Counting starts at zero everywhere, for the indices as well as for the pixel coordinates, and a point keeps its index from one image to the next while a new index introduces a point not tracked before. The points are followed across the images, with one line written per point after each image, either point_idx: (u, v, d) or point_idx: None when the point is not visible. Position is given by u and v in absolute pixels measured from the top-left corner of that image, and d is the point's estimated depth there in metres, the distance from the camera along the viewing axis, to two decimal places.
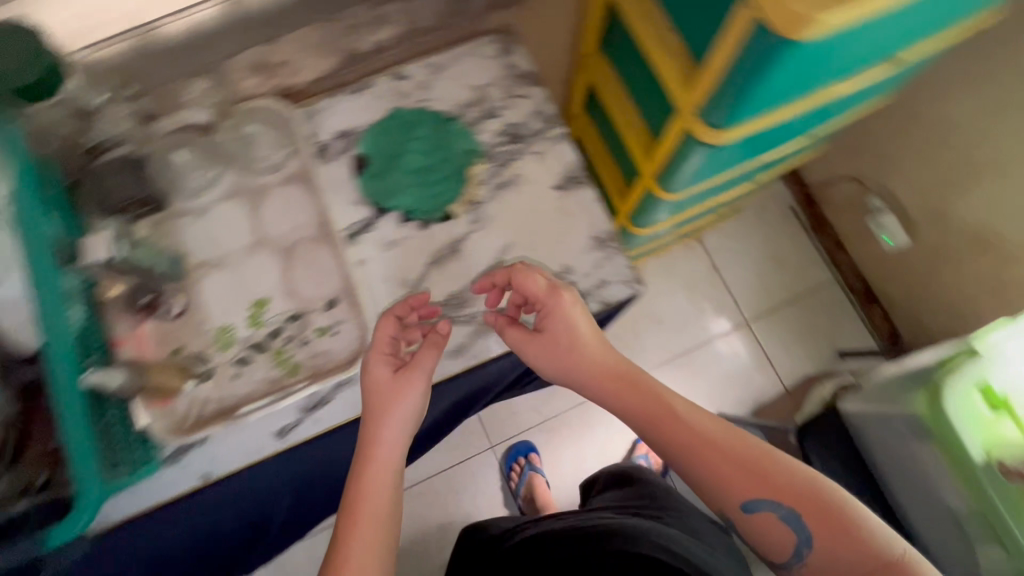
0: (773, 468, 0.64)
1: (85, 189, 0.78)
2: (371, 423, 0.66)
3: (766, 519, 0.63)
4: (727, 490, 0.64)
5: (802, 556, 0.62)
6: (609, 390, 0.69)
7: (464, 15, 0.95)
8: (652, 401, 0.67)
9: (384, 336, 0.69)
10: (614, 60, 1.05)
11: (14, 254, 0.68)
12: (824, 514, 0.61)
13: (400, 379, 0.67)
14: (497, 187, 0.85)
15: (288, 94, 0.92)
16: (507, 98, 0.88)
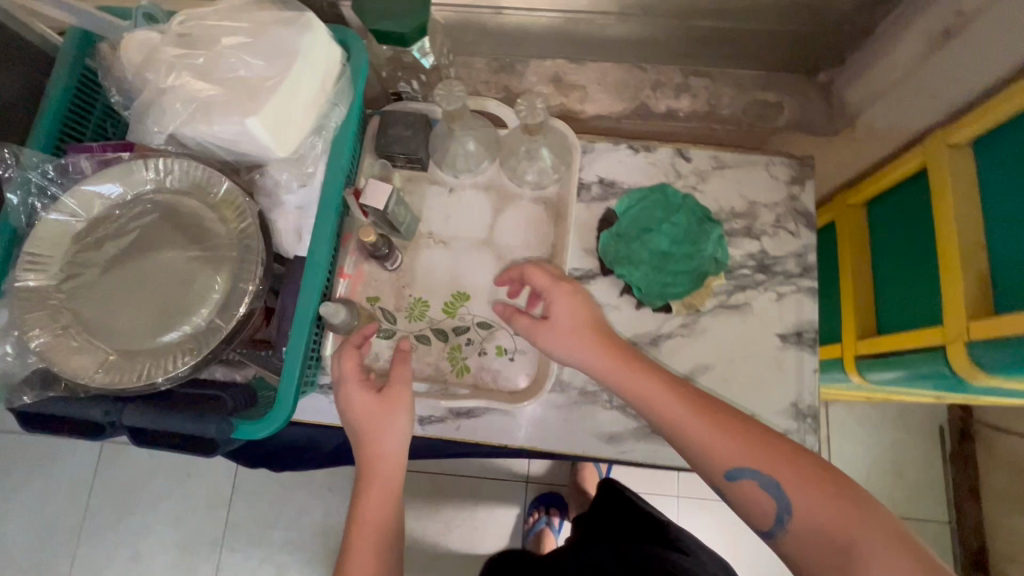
0: (723, 417, 0.62)
1: (377, 128, 0.83)
2: (367, 449, 0.67)
3: (753, 486, 0.58)
4: (710, 456, 0.60)
5: (785, 524, 0.57)
6: (618, 368, 0.67)
7: (764, 125, 0.94)
8: (646, 381, 0.65)
9: (353, 370, 0.68)
10: (896, 224, 0.95)
11: (322, 162, 0.69)
12: (798, 474, 0.57)
13: (383, 402, 0.68)
14: (724, 307, 0.81)
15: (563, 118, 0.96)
16: (775, 222, 0.84)
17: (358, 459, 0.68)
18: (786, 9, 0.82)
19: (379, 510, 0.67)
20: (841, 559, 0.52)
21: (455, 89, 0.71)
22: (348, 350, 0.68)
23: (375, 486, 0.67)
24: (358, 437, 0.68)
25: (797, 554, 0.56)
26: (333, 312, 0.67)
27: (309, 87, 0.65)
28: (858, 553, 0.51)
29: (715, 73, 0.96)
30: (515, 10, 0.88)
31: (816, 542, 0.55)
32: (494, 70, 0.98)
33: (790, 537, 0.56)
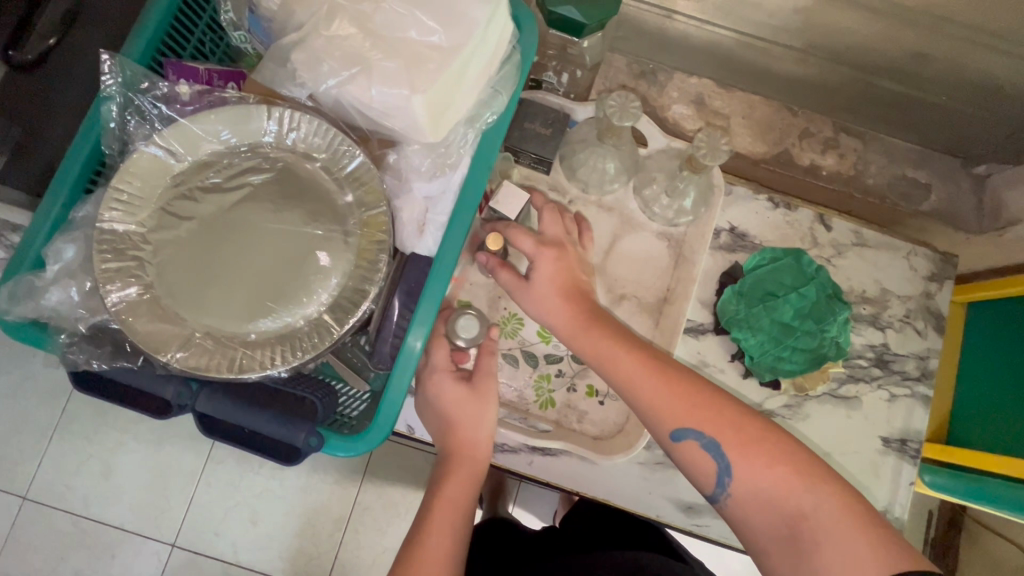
0: (677, 378, 0.56)
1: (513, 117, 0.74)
2: (460, 430, 0.63)
3: (695, 447, 0.53)
4: (653, 411, 0.55)
5: (727, 487, 0.52)
6: (574, 322, 0.61)
7: (906, 206, 0.86)
8: (603, 339, 0.60)
9: (441, 361, 0.64)
10: (1012, 350, 0.87)
11: (467, 155, 0.59)
12: (750, 439, 0.52)
13: (472, 390, 0.63)
14: (833, 396, 0.77)
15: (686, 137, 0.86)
16: (902, 318, 0.78)
17: (448, 437, 0.63)
18: (982, 92, 0.75)
19: (459, 489, 0.60)
20: (789, 533, 0.48)
21: (631, 103, 0.62)
22: (440, 340, 0.65)
23: (463, 464, 0.62)
24: (447, 423, 0.63)
25: (742, 522, 0.51)
26: (466, 325, 0.65)
27: (477, 69, 0.55)
28: (807, 524, 0.47)
29: (867, 136, 0.88)
30: (687, 18, 0.78)
31: (765, 513, 0.50)
32: (634, 75, 0.87)
33: (734, 503, 0.52)
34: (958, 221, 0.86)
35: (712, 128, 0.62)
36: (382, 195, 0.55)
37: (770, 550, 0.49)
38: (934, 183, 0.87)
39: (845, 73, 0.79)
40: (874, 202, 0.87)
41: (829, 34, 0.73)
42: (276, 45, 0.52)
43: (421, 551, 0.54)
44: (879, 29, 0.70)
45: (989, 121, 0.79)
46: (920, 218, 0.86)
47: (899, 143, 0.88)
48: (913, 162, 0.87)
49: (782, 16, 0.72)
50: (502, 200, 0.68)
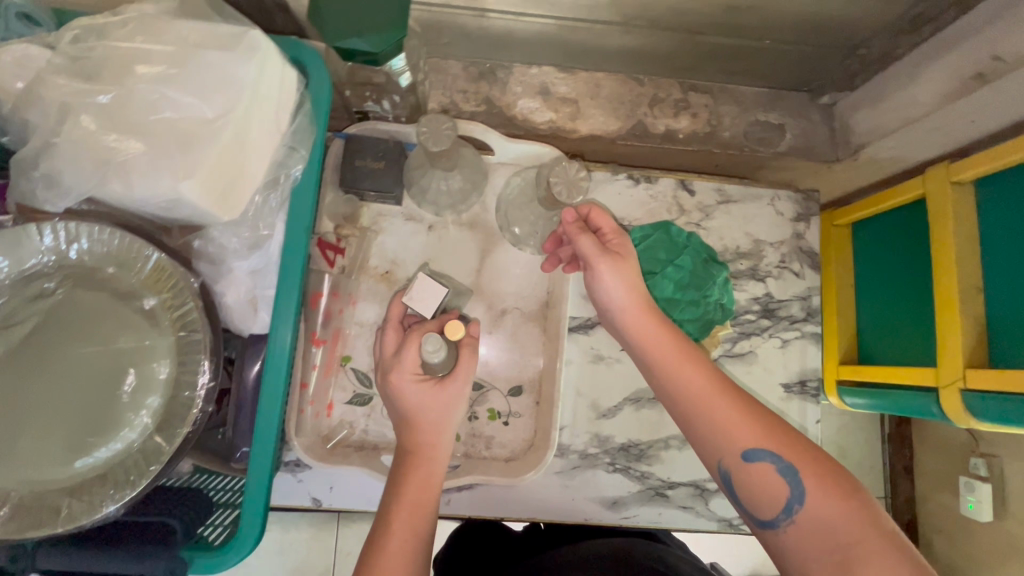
0: (748, 404, 0.54)
1: (341, 157, 0.69)
2: (421, 432, 0.59)
3: (768, 471, 0.51)
4: (723, 436, 0.52)
5: (794, 514, 0.49)
6: (652, 336, 0.58)
7: (769, 148, 0.87)
8: (675, 352, 0.57)
9: (407, 364, 0.58)
10: (898, 263, 0.91)
11: (279, 221, 0.56)
12: (824, 471, 0.49)
13: (440, 393, 0.59)
14: (729, 357, 0.77)
15: (536, 131, 0.85)
16: (781, 262, 0.79)
17: (409, 439, 0.59)
18: (800, 32, 0.74)
19: (422, 488, 0.57)
20: (839, 560, 0.46)
21: (444, 125, 0.59)
22: (413, 339, 0.58)
23: (423, 467, 0.58)
24: (407, 427, 0.59)
25: (795, 551, 0.48)
26: (434, 351, 0.57)
27: (258, 135, 0.51)
28: (858, 554, 0.45)
29: (715, 89, 0.88)
30: (501, 14, 0.75)
31: (819, 539, 0.47)
32: (473, 78, 0.85)
33: (795, 530, 0.49)
34: (816, 154, 0.87)
35: (564, 163, 0.62)
36: (186, 288, 0.51)
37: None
38: (787, 120, 0.87)
39: (671, 39, 0.77)
40: (735, 154, 0.87)
41: (637, 6, 0.71)
42: (19, 157, 0.46)
43: (386, 554, 0.53)
44: None
45: (816, 55, 0.79)
46: (781, 158, 0.87)
47: (745, 89, 0.88)
48: (763, 106, 0.88)
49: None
50: (416, 293, 0.60)
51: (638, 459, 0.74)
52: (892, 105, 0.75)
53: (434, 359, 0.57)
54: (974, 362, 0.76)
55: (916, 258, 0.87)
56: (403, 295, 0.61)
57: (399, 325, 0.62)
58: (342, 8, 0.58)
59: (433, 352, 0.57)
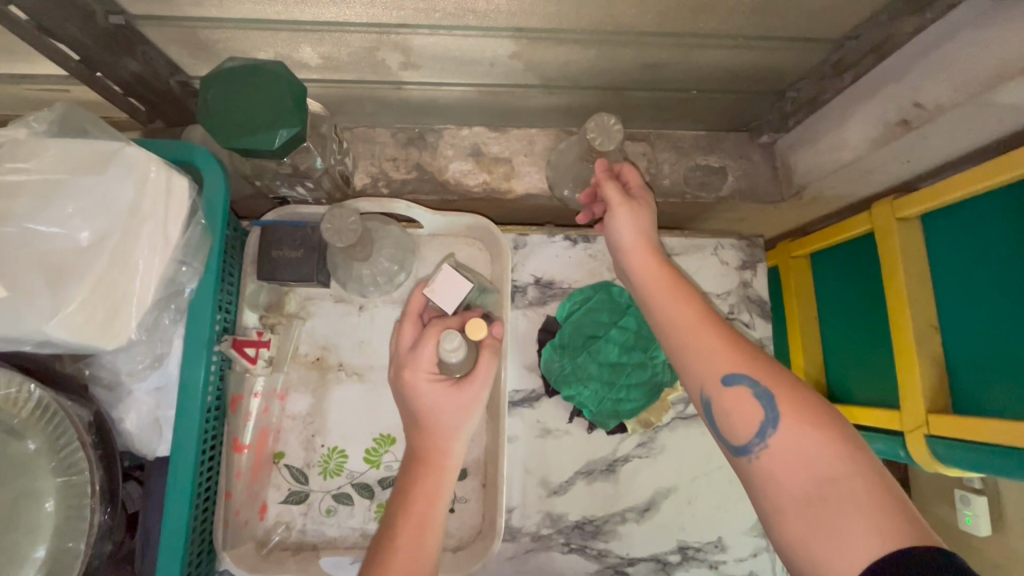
0: (738, 339, 0.53)
1: (257, 249, 0.67)
2: (432, 436, 0.58)
3: (743, 396, 0.49)
4: (702, 358, 0.52)
5: (767, 438, 0.47)
6: (650, 272, 0.60)
7: (712, 192, 0.84)
8: (667, 282, 0.58)
9: (424, 360, 0.59)
10: (856, 299, 0.88)
11: (178, 335, 0.54)
12: (802, 401, 0.47)
13: (460, 396, 0.58)
14: (684, 418, 0.74)
15: (471, 193, 0.83)
16: (729, 314, 0.77)
17: (419, 441, 0.58)
18: (726, 81, 0.72)
19: (430, 503, 0.55)
20: (815, 490, 0.43)
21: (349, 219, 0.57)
22: (430, 337, 0.59)
23: (433, 471, 0.57)
24: (423, 426, 0.59)
25: (765, 476, 0.46)
26: (453, 349, 0.57)
27: (141, 257, 0.49)
28: (834, 490, 0.42)
29: (652, 136, 0.86)
30: (419, 85, 0.73)
31: (793, 469, 0.45)
32: (402, 145, 0.82)
33: (767, 457, 0.46)
34: (760, 196, 0.84)
35: (603, 115, 0.63)
36: (69, 423, 0.47)
37: (788, 510, 0.43)
38: (728, 162, 0.85)
39: (597, 96, 0.75)
40: (677, 201, 0.84)
41: (555, 69, 0.69)
42: None
43: (391, 566, 0.50)
44: (597, 54, 0.65)
45: (747, 100, 0.77)
46: (724, 202, 0.84)
47: (683, 133, 0.86)
48: (702, 149, 0.86)
49: (500, 66, 0.68)
50: (439, 288, 0.62)
51: (594, 537, 0.70)
52: (826, 147, 0.73)
53: (452, 359, 0.57)
54: (936, 406, 0.73)
55: (873, 294, 0.84)
56: (425, 287, 0.62)
57: (417, 320, 0.64)
58: (229, 105, 0.55)
59: (451, 351, 0.57)
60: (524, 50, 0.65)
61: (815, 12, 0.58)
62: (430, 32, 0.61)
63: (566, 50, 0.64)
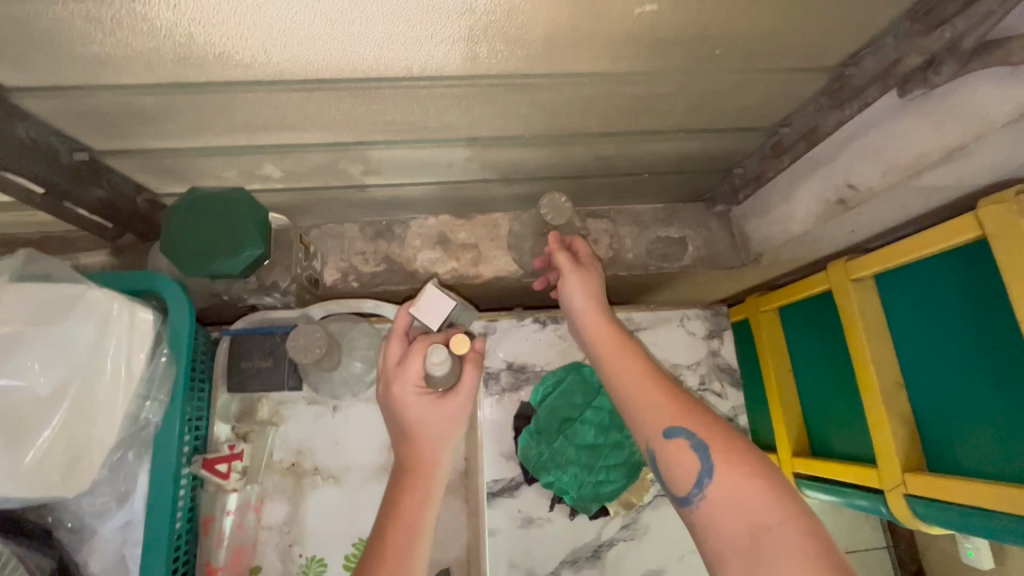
0: (677, 391, 0.56)
1: (228, 360, 0.67)
2: (420, 448, 0.58)
3: (683, 449, 0.51)
4: (644, 415, 0.55)
5: (704, 489, 0.49)
6: (601, 331, 0.63)
7: (676, 262, 0.87)
8: (619, 343, 0.61)
9: (409, 374, 0.58)
10: (825, 354, 0.90)
11: (143, 470, 0.53)
12: (735, 450, 0.50)
13: (444, 408, 0.57)
14: (666, 496, 0.74)
15: (441, 280, 0.85)
16: (701, 384, 0.78)
17: (405, 456, 0.58)
18: (676, 164, 0.76)
19: (418, 514, 0.55)
20: (750, 540, 0.44)
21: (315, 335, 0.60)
22: (417, 351, 0.58)
23: (422, 486, 0.56)
24: (408, 443, 0.58)
25: (707, 528, 0.48)
26: (438, 362, 0.56)
27: (104, 398, 0.49)
28: (767, 539, 0.44)
29: (613, 212, 0.89)
30: (382, 187, 0.75)
31: (729, 518, 0.46)
32: (371, 238, 0.85)
33: (704, 507, 0.48)
34: (721, 263, 0.87)
35: (551, 193, 0.69)
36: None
37: (729, 560, 0.45)
38: (688, 232, 0.89)
39: (556, 184, 0.78)
40: (641, 273, 0.87)
41: (511, 166, 0.72)
42: None
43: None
44: (549, 152, 0.69)
45: (698, 178, 0.81)
46: (687, 271, 0.87)
47: (642, 207, 0.90)
48: (661, 221, 0.89)
49: (458, 167, 0.71)
50: (424, 305, 0.61)
51: None
52: (776, 219, 0.76)
53: (437, 373, 0.56)
54: (912, 465, 0.73)
55: (841, 348, 0.86)
56: (410, 304, 0.62)
57: (404, 336, 0.62)
58: (192, 234, 0.56)
59: (437, 364, 0.56)
60: (479, 153, 0.68)
61: (747, 107, 0.62)
62: (389, 146, 0.64)
63: (520, 152, 0.68)
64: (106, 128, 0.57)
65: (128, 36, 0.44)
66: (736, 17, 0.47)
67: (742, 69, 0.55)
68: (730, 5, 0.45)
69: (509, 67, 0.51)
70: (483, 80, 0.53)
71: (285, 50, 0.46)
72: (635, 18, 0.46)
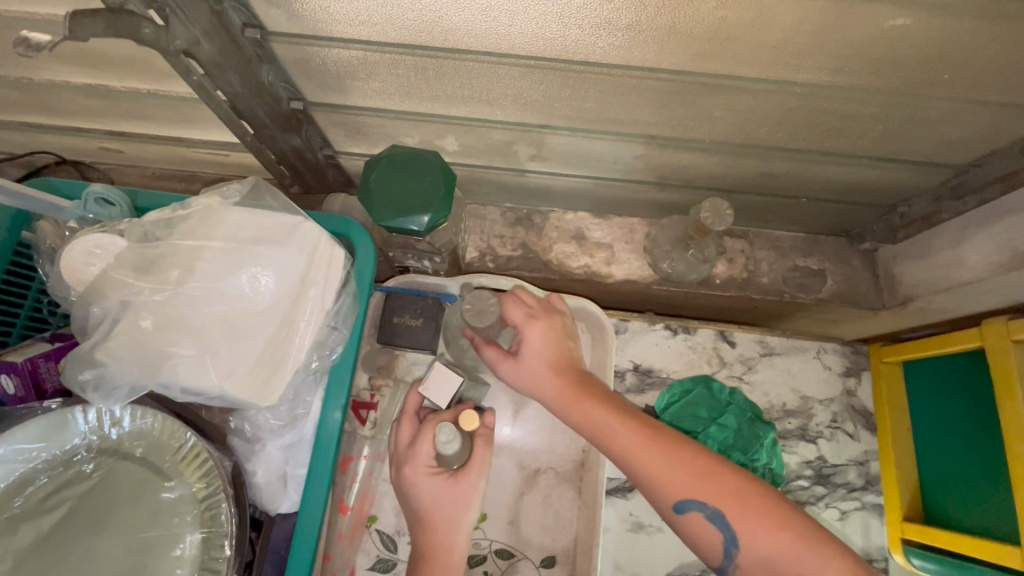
0: (671, 447, 0.53)
1: (381, 312, 0.71)
2: (433, 529, 0.58)
3: (696, 520, 0.51)
4: (650, 488, 0.53)
5: (734, 559, 0.50)
6: (564, 393, 0.58)
7: (813, 293, 0.84)
8: (592, 408, 0.56)
9: (421, 456, 0.59)
10: None
11: (316, 398, 0.57)
12: (748, 505, 0.50)
13: (455, 488, 0.58)
14: None
15: (573, 275, 0.86)
16: (830, 424, 0.77)
17: (419, 534, 0.59)
18: (838, 192, 0.75)
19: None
20: None
21: (488, 300, 0.59)
22: (428, 431, 0.59)
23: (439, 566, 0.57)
24: (420, 526, 0.59)
25: None
26: (447, 442, 0.56)
27: (304, 321, 0.53)
28: None
29: (751, 234, 0.87)
30: (539, 174, 0.78)
31: None
32: (510, 223, 0.87)
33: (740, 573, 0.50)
34: (861, 302, 0.83)
35: (711, 198, 0.69)
36: (216, 471, 0.50)
37: None
38: (828, 266, 0.86)
39: (707, 196, 0.78)
40: (774, 299, 0.85)
41: (674, 170, 0.72)
42: (75, 350, 0.48)
43: None
44: (718, 162, 0.69)
45: (855, 210, 0.79)
46: (824, 305, 0.84)
47: (781, 234, 0.88)
48: (801, 251, 0.87)
49: (622, 164, 0.72)
50: (431, 383, 0.62)
51: None
52: (938, 263, 0.73)
53: (448, 451, 0.57)
54: None
55: None
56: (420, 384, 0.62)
57: (415, 414, 0.63)
58: (388, 190, 0.61)
59: (446, 442, 0.57)
60: (648, 154, 0.69)
61: (942, 141, 0.60)
62: (569, 133, 0.67)
63: (691, 158, 0.69)
64: (328, 82, 0.62)
65: None
66: (981, 44, 0.46)
67: (959, 99, 0.53)
68: (981, 29, 0.45)
69: (725, 68, 0.52)
70: (695, 77, 0.54)
71: (530, 22, 0.49)
72: (880, 31, 0.46)
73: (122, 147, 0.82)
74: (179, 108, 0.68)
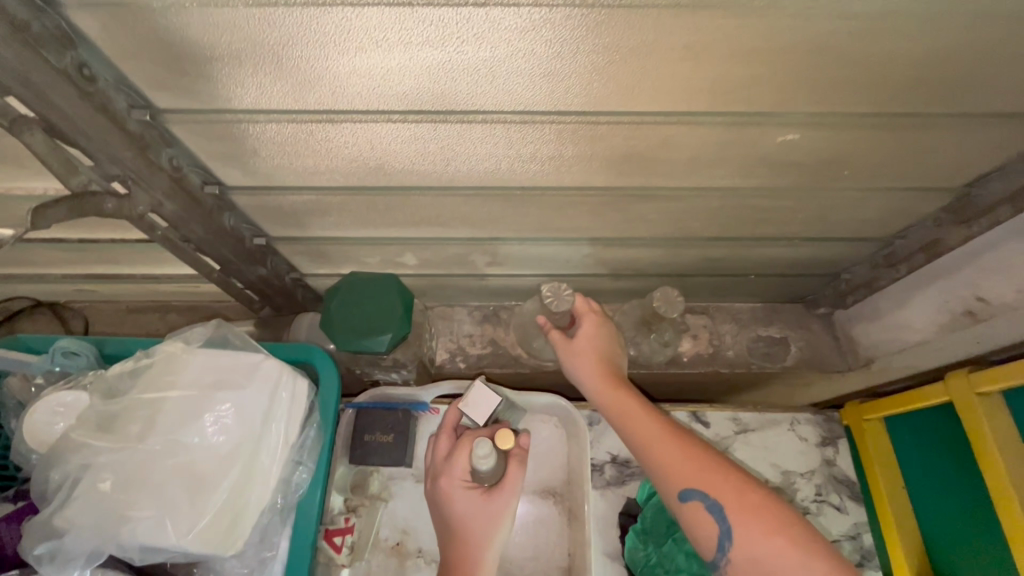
0: (687, 440, 0.57)
1: (351, 431, 0.71)
2: (465, 546, 0.58)
3: (698, 509, 0.52)
4: (660, 471, 0.56)
5: (727, 553, 0.51)
6: (603, 374, 0.63)
7: (779, 362, 0.86)
8: (627, 399, 0.61)
9: (457, 470, 0.61)
10: None
11: (283, 537, 0.56)
12: (759, 509, 0.51)
13: (488, 504, 0.59)
14: None
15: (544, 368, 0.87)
16: (815, 497, 0.76)
17: (450, 550, 0.59)
18: (782, 267, 0.79)
19: None
20: None
21: (563, 290, 0.69)
22: (465, 447, 0.62)
23: None
24: (452, 539, 0.59)
25: None
26: (484, 456, 0.59)
27: (269, 459, 0.54)
28: None
29: (711, 309, 0.91)
30: (499, 276, 0.81)
31: None
32: (478, 322, 0.90)
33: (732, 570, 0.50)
34: (825, 366, 0.85)
35: (660, 287, 0.72)
36: None
37: None
38: (789, 333, 0.88)
39: (661, 282, 0.82)
40: (742, 372, 0.87)
41: (624, 263, 0.77)
42: (35, 517, 0.48)
43: None
44: (663, 252, 0.73)
45: (803, 281, 0.83)
46: (791, 373, 0.86)
47: (740, 307, 0.91)
48: (761, 321, 0.90)
49: (575, 263, 0.76)
50: (472, 400, 0.65)
51: None
52: (888, 326, 0.76)
53: (483, 466, 0.59)
54: None
55: None
56: (460, 402, 0.66)
57: (452, 432, 0.65)
58: (349, 315, 0.63)
59: (482, 457, 0.59)
60: (597, 253, 0.73)
61: (861, 221, 0.65)
62: (519, 242, 0.71)
63: (637, 253, 0.73)
64: (287, 220, 0.66)
65: (341, 151, 0.53)
66: (866, 147, 0.52)
67: (864, 188, 0.58)
68: (860, 136, 0.50)
69: (647, 182, 0.57)
70: (622, 190, 0.59)
71: (463, 162, 0.54)
72: (775, 145, 0.51)
73: (96, 287, 0.85)
74: (149, 252, 0.72)
